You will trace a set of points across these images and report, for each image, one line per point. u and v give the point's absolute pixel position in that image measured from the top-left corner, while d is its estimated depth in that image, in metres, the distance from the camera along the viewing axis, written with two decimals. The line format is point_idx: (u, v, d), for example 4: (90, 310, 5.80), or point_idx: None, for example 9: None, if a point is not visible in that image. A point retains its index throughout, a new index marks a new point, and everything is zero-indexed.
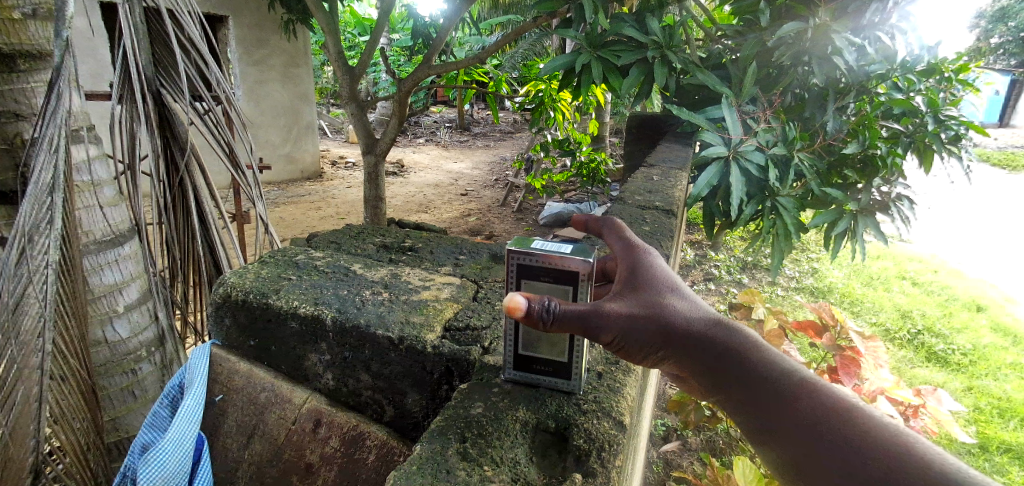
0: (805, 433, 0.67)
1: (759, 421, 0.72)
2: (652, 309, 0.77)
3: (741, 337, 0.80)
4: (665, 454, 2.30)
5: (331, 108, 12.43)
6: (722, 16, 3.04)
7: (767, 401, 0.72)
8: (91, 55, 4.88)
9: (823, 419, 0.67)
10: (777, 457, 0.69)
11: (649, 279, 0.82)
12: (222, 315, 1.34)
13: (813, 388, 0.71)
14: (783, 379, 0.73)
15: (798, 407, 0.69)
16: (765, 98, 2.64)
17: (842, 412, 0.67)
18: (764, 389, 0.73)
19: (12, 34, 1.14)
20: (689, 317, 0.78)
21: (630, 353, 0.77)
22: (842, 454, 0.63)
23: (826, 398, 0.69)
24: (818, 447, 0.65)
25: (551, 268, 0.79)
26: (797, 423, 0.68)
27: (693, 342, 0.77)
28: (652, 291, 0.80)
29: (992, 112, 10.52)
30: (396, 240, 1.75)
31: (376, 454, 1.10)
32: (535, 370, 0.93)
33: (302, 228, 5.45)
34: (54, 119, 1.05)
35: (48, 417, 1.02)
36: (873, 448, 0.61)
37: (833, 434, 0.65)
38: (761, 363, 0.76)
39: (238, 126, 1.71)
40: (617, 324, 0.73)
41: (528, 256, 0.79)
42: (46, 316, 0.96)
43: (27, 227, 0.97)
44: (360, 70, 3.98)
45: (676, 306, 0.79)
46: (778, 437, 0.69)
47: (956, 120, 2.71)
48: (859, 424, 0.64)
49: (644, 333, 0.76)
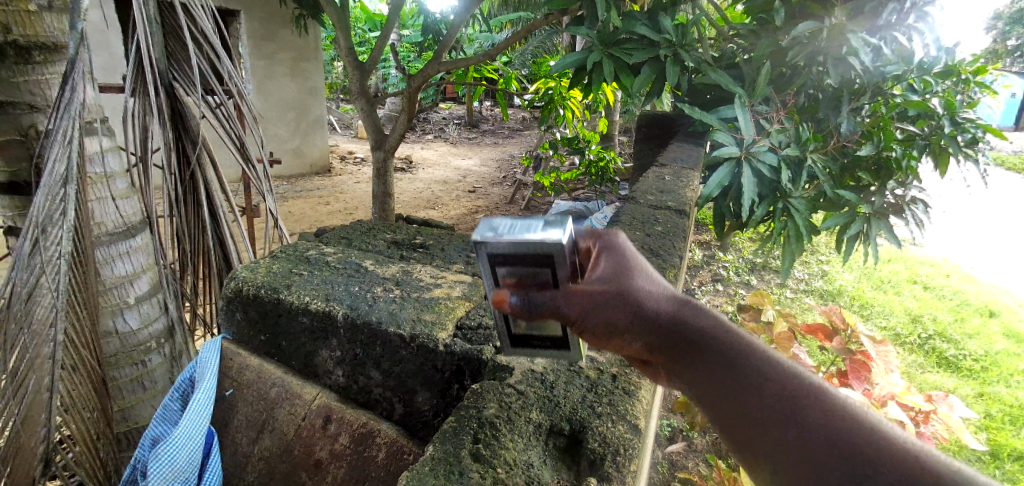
0: (785, 417, 0.60)
1: (732, 405, 0.63)
2: (621, 287, 0.71)
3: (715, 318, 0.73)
4: (671, 454, 2.29)
5: (340, 104, 12.49)
6: (735, 16, 3.01)
7: (744, 382, 0.64)
8: (104, 48, 4.92)
9: (804, 401, 0.60)
10: (755, 443, 0.60)
11: (621, 261, 0.76)
12: (234, 310, 1.35)
13: (792, 369, 0.65)
14: (761, 360, 0.66)
15: (780, 388, 0.62)
16: (778, 99, 2.60)
17: (820, 394, 0.60)
18: (739, 370, 0.65)
19: (28, 26, 1.15)
20: (659, 300, 0.72)
21: (596, 333, 0.70)
22: (827, 439, 0.56)
23: (807, 381, 0.63)
24: (803, 432, 0.58)
25: (523, 251, 0.66)
26: (778, 404, 0.61)
27: (665, 324, 0.71)
28: (619, 273, 0.73)
29: (1007, 115, 10.30)
30: (407, 236, 1.75)
31: (385, 452, 1.09)
32: (531, 347, 0.83)
33: (311, 222, 5.48)
34: (68, 111, 1.04)
35: (59, 405, 1.03)
36: (862, 435, 0.55)
37: (819, 419, 0.58)
38: (737, 343, 0.69)
39: (250, 119, 1.71)
40: (585, 304, 0.68)
41: (494, 241, 0.67)
42: (59, 306, 0.96)
43: (40, 218, 0.97)
44: (370, 66, 3.98)
45: (646, 285, 0.73)
46: (755, 422, 0.61)
47: (973, 122, 2.66)
48: (846, 410, 0.58)
49: (610, 314, 0.69)
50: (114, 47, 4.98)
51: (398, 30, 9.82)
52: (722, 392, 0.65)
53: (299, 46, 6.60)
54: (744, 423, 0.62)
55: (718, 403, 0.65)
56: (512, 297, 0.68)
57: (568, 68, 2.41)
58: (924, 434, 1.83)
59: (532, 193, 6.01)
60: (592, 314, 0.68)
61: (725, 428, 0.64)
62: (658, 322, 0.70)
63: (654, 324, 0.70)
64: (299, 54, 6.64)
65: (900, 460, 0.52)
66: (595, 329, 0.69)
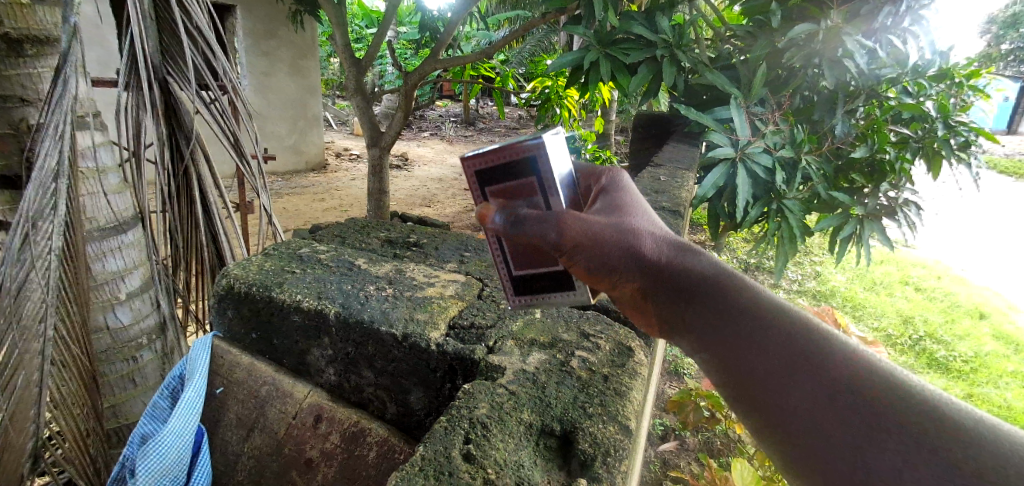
0: (787, 362, 0.67)
1: (736, 349, 0.72)
2: (623, 228, 0.80)
3: (723, 272, 0.81)
4: (663, 453, 2.29)
5: (336, 100, 12.42)
6: (732, 17, 3.01)
7: (749, 332, 0.72)
8: (98, 42, 4.88)
9: (806, 349, 0.67)
10: (758, 388, 0.68)
11: (626, 204, 0.86)
12: (225, 307, 1.34)
13: (802, 321, 0.71)
14: (770, 312, 0.73)
15: (782, 335, 0.70)
16: (774, 100, 2.60)
17: (821, 342, 0.68)
18: (740, 316, 0.74)
19: (20, 19, 1.14)
20: (656, 244, 0.82)
21: (604, 275, 0.79)
22: (829, 383, 0.63)
23: (812, 330, 0.70)
24: (807, 377, 0.65)
25: (513, 163, 0.79)
26: (789, 353, 0.68)
27: (667, 270, 0.80)
28: (624, 218, 0.82)
29: (1000, 119, 10.32)
30: (401, 234, 1.74)
31: (376, 451, 1.09)
32: (534, 290, 0.92)
33: (305, 218, 5.45)
34: (61, 105, 1.03)
35: (48, 402, 1.02)
36: (874, 383, 0.62)
37: (831, 370, 0.64)
38: (746, 296, 0.76)
39: (244, 116, 1.70)
40: (589, 241, 0.77)
41: (483, 155, 0.81)
42: (48, 302, 0.95)
43: (32, 213, 0.95)
44: (367, 63, 3.96)
45: (647, 229, 0.81)
46: (756, 366, 0.69)
47: (966, 126, 2.67)
48: (855, 358, 0.65)
49: (613, 253, 0.79)
50: (108, 41, 4.94)
51: (395, 27, 9.79)
52: (725, 337, 0.73)
53: (295, 41, 6.56)
54: (746, 366, 0.70)
55: (726, 350, 0.73)
56: (501, 217, 0.80)
57: (565, 67, 2.39)
58: None
59: None
60: (598, 255, 0.77)
61: (734, 378, 0.71)
62: (655, 265, 0.81)
63: (654, 268, 0.81)
64: (296, 50, 6.61)
65: (910, 407, 0.59)
66: (602, 272, 0.79)
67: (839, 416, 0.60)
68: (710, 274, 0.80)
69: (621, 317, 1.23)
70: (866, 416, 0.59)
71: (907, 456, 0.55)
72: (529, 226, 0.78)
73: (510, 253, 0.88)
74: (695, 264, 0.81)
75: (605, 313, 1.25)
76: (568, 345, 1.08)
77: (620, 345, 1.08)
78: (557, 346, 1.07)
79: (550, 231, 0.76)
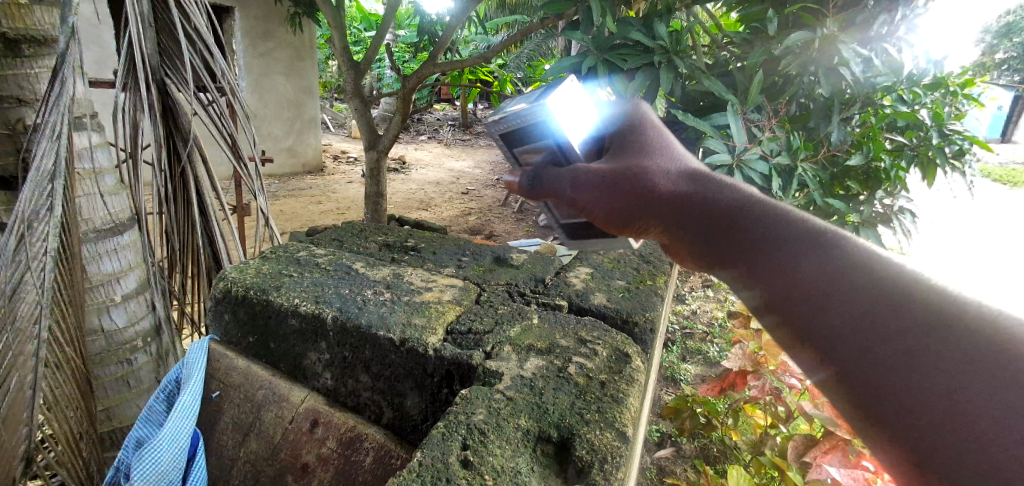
0: (819, 287, 0.66)
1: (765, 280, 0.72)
2: (643, 172, 0.85)
3: (744, 200, 0.82)
4: (659, 460, 2.30)
5: (333, 103, 12.47)
6: (729, 24, 3.02)
7: (777, 260, 0.72)
8: (95, 41, 4.87)
9: (838, 273, 0.65)
10: (789, 314, 0.68)
11: (639, 144, 0.91)
12: (222, 311, 1.33)
13: (821, 240, 0.70)
14: (786, 236, 0.73)
15: (815, 262, 0.67)
16: (770, 107, 2.47)
17: (859, 265, 0.64)
18: (765, 244, 0.74)
19: (17, 19, 1.13)
20: (677, 183, 0.86)
21: (629, 222, 0.88)
22: (862, 307, 0.61)
23: (851, 251, 0.67)
24: (837, 302, 0.63)
25: (528, 127, 0.90)
26: (802, 285, 0.67)
27: (688, 206, 0.85)
28: (643, 159, 0.87)
29: (994, 127, 10.41)
30: (399, 239, 1.74)
31: (373, 457, 1.09)
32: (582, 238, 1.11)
33: (302, 221, 5.44)
34: (57, 106, 1.03)
35: (41, 405, 1.01)
36: (896, 299, 0.59)
37: (847, 292, 0.63)
38: (772, 224, 0.76)
39: (243, 119, 1.70)
40: (602, 189, 0.85)
41: (501, 121, 0.92)
42: (43, 304, 0.95)
43: (27, 214, 0.96)
44: (365, 66, 3.95)
45: (664, 168, 0.87)
46: (783, 292, 0.69)
47: (961, 134, 2.71)
48: (876, 273, 0.63)
49: (630, 197, 0.85)
50: (106, 41, 4.93)
51: (392, 31, 9.81)
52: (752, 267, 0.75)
53: (293, 43, 6.56)
54: (776, 297, 0.70)
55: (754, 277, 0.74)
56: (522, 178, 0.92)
57: (563, 72, 2.40)
58: None
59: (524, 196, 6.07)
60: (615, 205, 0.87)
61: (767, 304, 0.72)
62: (678, 203, 0.85)
63: (676, 208, 0.85)
64: (294, 51, 6.61)
65: (935, 320, 0.55)
66: (623, 219, 0.88)
67: (854, 344, 0.60)
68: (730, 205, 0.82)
69: (618, 323, 1.24)
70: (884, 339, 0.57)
71: (925, 376, 0.53)
72: (547, 185, 0.89)
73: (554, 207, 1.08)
74: (716, 196, 0.84)
75: (601, 319, 1.26)
76: (565, 350, 1.08)
77: (617, 351, 1.09)
78: (554, 352, 1.07)
79: (562, 185, 0.87)
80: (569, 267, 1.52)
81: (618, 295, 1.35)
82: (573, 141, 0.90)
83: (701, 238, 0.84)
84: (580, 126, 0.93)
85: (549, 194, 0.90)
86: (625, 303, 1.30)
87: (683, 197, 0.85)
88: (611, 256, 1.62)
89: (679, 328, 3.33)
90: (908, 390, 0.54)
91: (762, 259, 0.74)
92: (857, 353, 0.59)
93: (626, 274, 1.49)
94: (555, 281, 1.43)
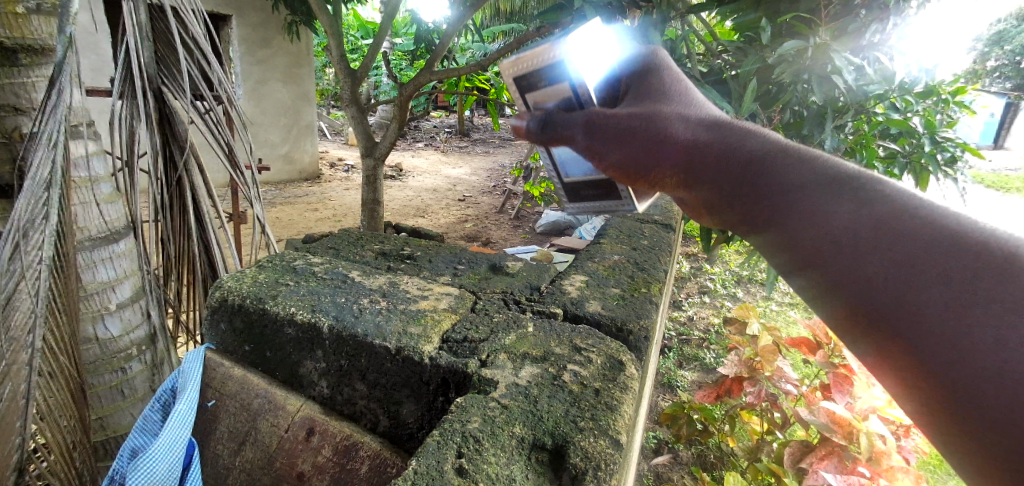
0: (854, 243, 0.60)
1: (791, 234, 0.67)
2: (657, 118, 0.77)
3: (774, 149, 0.71)
4: (656, 467, 2.30)
5: (330, 111, 12.55)
6: (724, 32, 3.05)
7: (807, 212, 0.65)
8: (93, 49, 4.89)
9: (879, 228, 0.59)
10: (816, 266, 0.63)
11: (656, 86, 0.82)
12: (218, 320, 1.34)
13: (860, 191, 0.63)
14: (824, 186, 0.66)
15: (855, 217, 0.61)
16: (764, 115, 2.40)
17: (899, 220, 0.58)
18: (796, 198, 0.67)
19: (14, 28, 1.14)
20: (696, 132, 0.76)
21: (644, 178, 0.81)
22: (896, 265, 0.57)
23: (891, 203, 0.60)
24: (871, 260, 0.58)
25: (542, 67, 0.88)
26: (834, 240, 0.62)
27: (710, 157, 0.74)
28: (661, 106, 0.78)
29: (987, 133, 10.48)
30: (395, 247, 1.75)
31: (368, 465, 1.09)
32: (585, 196, 1.05)
33: (298, 228, 5.44)
34: (55, 115, 1.04)
35: (34, 414, 1.01)
36: (936, 254, 0.55)
37: (877, 240, 0.59)
38: (803, 176, 0.68)
39: (240, 126, 1.70)
40: (611, 138, 0.79)
41: (518, 62, 0.91)
42: (38, 312, 0.95)
43: (22, 223, 0.96)
44: (362, 73, 3.96)
45: (681, 116, 0.78)
46: (811, 247, 0.64)
47: (952, 141, 2.73)
48: (920, 225, 0.57)
49: (642, 149, 0.77)
50: (103, 49, 4.95)
51: (390, 39, 9.85)
52: (776, 221, 0.69)
53: (292, 52, 6.58)
54: (805, 252, 0.64)
55: (779, 230, 0.68)
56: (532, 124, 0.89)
57: None
58: (906, 447, 1.82)
59: (521, 203, 6.09)
60: (624, 152, 0.79)
61: (790, 256, 0.67)
62: (697, 155, 0.75)
63: (694, 161, 0.76)
64: (292, 59, 6.63)
65: (975, 275, 0.52)
66: (636, 173, 0.81)
67: (880, 296, 0.57)
68: (752, 158, 0.72)
69: (612, 331, 1.25)
70: (909, 296, 0.55)
71: (945, 337, 0.52)
72: (559, 131, 0.85)
73: (561, 164, 1.01)
74: (739, 143, 0.73)
75: (596, 327, 1.26)
76: (560, 358, 1.08)
77: (611, 359, 1.09)
78: (549, 360, 1.08)
79: (574, 133, 0.83)
80: (564, 274, 1.52)
81: (612, 303, 1.36)
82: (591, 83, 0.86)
83: (720, 192, 0.74)
84: (599, 66, 0.90)
85: (559, 140, 0.86)
86: (619, 311, 1.31)
87: (706, 146, 0.75)
88: (606, 263, 1.64)
89: (676, 334, 3.34)
90: (932, 356, 0.53)
91: (786, 210, 0.67)
92: (882, 306, 0.57)
93: (620, 282, 1.50)
94: (550, 289, 1.44)
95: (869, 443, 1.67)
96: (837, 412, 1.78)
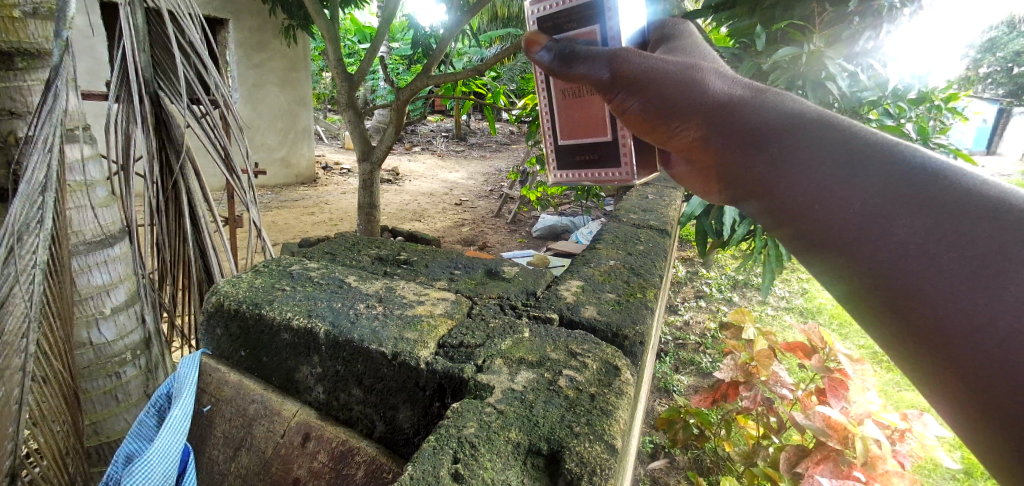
0: (858, 187, 0.64)
1: (794, 186, 0.70)
2: (690, 75, 0.81)
3: (789, 111, 0.76)
4: (653, 471, 2.30)
5: (327, 115, 12.56)
6: (720, 39, 3.07)
7: (819, 163, 0.68)
8: (89, 53, 4.88)
9: (887, 183, 0.62)
10: (810, 209, 0.68)
11: (689, 54, 0.87)
12: (214, 325, 1.34)
13: (879, 151, 0.65)
14: (843, 142, 0.68)
15: (864, 170, 0.64)
16: None
17: (910, 180, 0.61)
18: (810, 151, 0.70)
19: (10, 33, 1.14)
20: (725, 93, 0.80)
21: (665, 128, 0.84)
22: (903, 218, 0.59)
23: (910, 162, 0.63)
24: (871, 205, 0.62)
25: (578, 8, 0.91)
26: (839, 191, 0.65)
27: (735, 115, 0.78)
28: (696, 66, 0.82)
29: (980, 139, 10.58)
30: (392, 252, 1.75)
31: (364, 470, 1.08)
32: (577, 164, 1.05)
33: (294, 232, 5.43)
34: (50, 119, 1.04)
35: (27, 419, 1.01)
36: (930, 225, 0.57)
37: (876, 203, 0.62)
38: (824, 134, 0.70)
39: (236, 131, 1.69)
40: (638, 80, 0.82)
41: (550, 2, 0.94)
42: (32, 316, 0.95)
43: (16, 226, 0.96)
44: (359, 78, 3.96)
45: (715, 77, 0.81)
46: (813, 193, 0.68)
47: (945, 147, 2.76)
48: (932, 185, 0.60)
49: (667, 97, 0.81)
50: (99, 52, 4.94)
51: (388, 43, 9.87)
52: (785, 173, 0.72)
53: (288, 55, 6.57)
54: (803, 199, 0.69)
55: (784, 184, 0.72)
56: (550, 57, 0.90)
57: None
58: (901, 452, 1.82)
59: (518, 208, 6.10)
60: (645, 99, 0.82)
61: (788, 207, 0.71)
62: (723, 112, 0.79)
63: (717, 117, 0.79)
64: (289, 63, 6.64)
65: (967, 256, 0.55)
66: (654, 121, 0.84)
67: (884, 285, 0.60)
68: (766, 116, 0.76)
69: (608, 336, 1.25)
70: (905, 285, 0.58)
71: (941, 332, 0.55)
72: (581, 64, 0.87)
73: (560, 123, 1.02)
74: (765, 106, 0.77)
75: (592, 332, 1.27)
76: (556, 363, 1.09)
77: (606, 364, 1.10)
78: (545, 365, 1.08)
79: (595, 70, 0.85)
80: (561, 279, 1.53)
81: (608, 308, 1.36)
82: (624, 36, 0.91)
83: (736, 147, 0.78)
84: (631, 24, 0.94)
85: (581, 76, 0.88)
86: (615, 316, 1.32)
87: (735, 106, 0.79)
88: (602, 268, 1.64)
89: (672, 339, 3.35)
90: (931, 346, 0.56)
91: (789, 161, 0.71)
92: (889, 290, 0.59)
93: (617, 287, 1.50)
94: (546, 294, 1.45)
95: (865, 448, 1.67)
96: (833, 417, 1.78)
